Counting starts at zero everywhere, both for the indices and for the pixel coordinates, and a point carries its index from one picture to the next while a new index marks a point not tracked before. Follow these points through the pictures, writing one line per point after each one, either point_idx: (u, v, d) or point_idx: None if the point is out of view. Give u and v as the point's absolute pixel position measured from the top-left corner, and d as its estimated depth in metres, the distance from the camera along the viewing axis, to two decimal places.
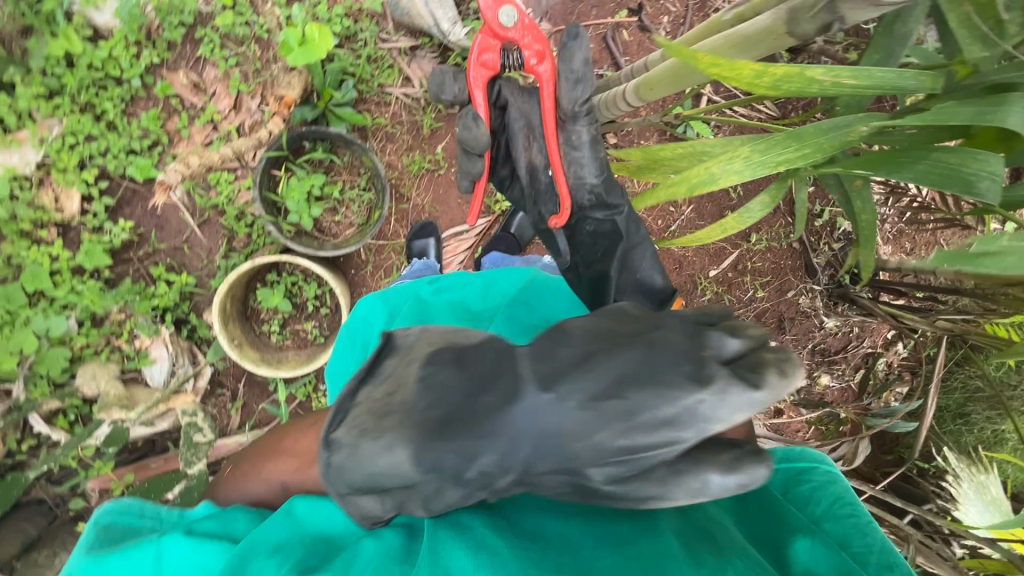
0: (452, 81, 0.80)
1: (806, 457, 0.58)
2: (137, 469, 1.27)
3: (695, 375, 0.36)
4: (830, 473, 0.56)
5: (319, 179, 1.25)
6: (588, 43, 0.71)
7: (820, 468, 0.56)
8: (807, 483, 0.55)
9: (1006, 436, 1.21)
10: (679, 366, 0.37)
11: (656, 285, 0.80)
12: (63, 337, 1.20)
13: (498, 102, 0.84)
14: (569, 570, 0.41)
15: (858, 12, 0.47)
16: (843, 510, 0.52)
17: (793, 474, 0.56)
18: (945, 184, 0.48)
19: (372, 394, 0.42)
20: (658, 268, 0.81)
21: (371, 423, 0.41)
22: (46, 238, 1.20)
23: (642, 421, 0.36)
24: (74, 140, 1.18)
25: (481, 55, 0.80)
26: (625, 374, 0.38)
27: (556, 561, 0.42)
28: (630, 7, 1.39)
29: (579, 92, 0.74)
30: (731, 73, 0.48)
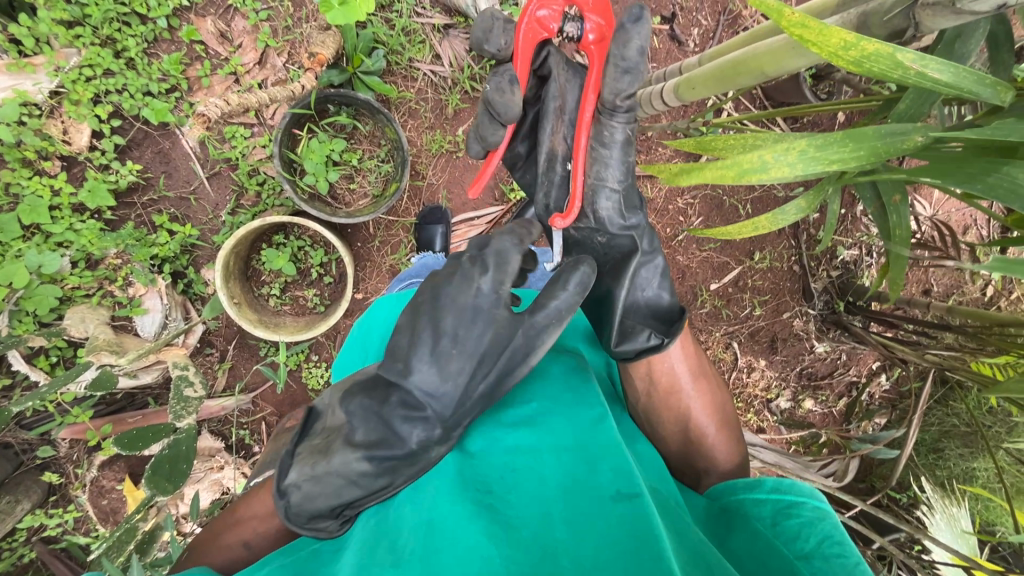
0: (501, 32, 0.73)
1: (796, 491, 0.61)
2: (115, 422, 1.23)
3: (460, 334, 0.67)
4: (819, 509, 0.59)
5: (340, 145, 1.23)
6: (647, 31, 0.67)
7: (810, 504, 0.60)
8: (798, 518, 0.59)
9: (977, 474, 1.24)
10: (441, 331, 0.68)
11: (663, 304, 0.79)
12: (54, 275, 1.15)
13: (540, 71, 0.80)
14: (524, 530, 0.55)
15: (938, 21, 0.48)
16: (832, 549, 0.55)
17: (784, 507, 0.61)
18: (1005, 200, 0.50)
19: (312, 443, 0.71)
20: (667, 287, 0.80)
21: (311, 465, 0.67)
22: (49, 171, 1.16)
23: (469, 355, 0.68)
24: (91, 73, 1.14)
25: (541, 13, 0.72)
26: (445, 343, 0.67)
27: (510, 529, 0.56)
28: (664, 14, 1.39)
29: (624, 84, 0.71)
30: (820, 38, 0.48)
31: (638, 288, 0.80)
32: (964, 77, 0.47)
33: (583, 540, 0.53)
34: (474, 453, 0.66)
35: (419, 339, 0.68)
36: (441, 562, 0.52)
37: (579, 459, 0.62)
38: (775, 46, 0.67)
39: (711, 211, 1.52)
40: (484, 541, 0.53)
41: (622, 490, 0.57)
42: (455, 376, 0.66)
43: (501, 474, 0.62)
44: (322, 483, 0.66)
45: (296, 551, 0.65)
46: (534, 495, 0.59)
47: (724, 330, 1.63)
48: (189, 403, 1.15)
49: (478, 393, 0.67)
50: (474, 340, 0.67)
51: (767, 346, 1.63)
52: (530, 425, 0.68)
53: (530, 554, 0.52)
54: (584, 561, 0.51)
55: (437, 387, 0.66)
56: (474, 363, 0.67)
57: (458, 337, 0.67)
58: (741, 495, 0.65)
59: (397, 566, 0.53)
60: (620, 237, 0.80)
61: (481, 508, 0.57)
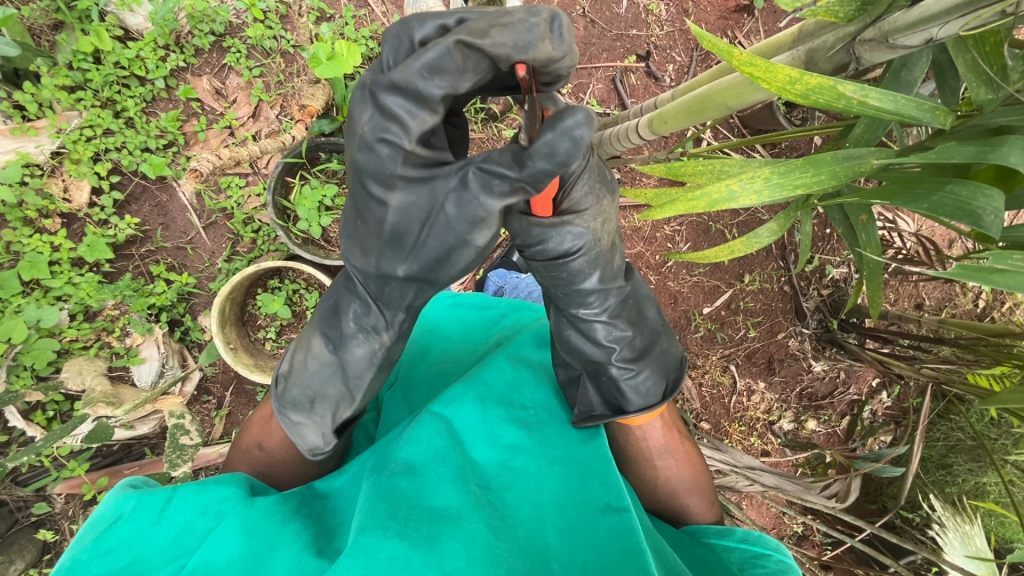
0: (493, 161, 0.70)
1: (763, 543, 0.68)
2: (112, 474, 1.22)
3: (429, 216, 0.60)
4: (782, 563, 0.66)
5: (331, 190, 1.27)
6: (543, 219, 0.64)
7: (775, 556, 0.67)
8: (763, 568, 0.66)
9: (988, 488, 1.23)
10: (408, 211, 0.60)
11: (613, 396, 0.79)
12: (53, 329, 1.17)
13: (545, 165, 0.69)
14: (521, 527, 0.61)
15: (876, 54, 0.51)
16: None
17: (751, 557, 0.68)
18: (953, 216, 0.53)
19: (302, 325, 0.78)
20: (626, 387, 0.77)
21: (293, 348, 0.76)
22: (49, 228, 1.19)
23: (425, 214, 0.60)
24: (92, 133, 1.19)
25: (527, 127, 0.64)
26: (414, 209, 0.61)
27: (501, 514, 0.62)
28: (639, 53, 1.44)
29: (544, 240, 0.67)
30: (767, 75, 0.53)
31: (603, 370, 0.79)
32: (903, 104, 0.52)
33: (575, 546, 0.61)
34: (474, 442, 0.72)
35: (389, 227, 0.61)
36: (441, 537, 0.57)
37: (573, 474, 0.71)
38: (736, 82, 0.70)
39: (699, 236, 1.53)
40: (485, 530, 0.58)
41: (611, 504, 0.66)
42: (427, 276, 0.64)
43: (500, 471, 0.69)
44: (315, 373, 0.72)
45: (310, 500, 0.67)
46: (529, 498, 0.66)
47: (721, 353, 1.62)
48: (184, 451, 1.17)
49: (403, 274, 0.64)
50: (445, 239, 0.60)
51: (765, 367, 1.62)
52: (527, 429, 0.75)
53: (522, 545, 0.59)
54: (570, 559, 0.59)
55: (413, 284, 0.66)
56: (449, 270, 0.63)
57: (427, 226, 0.60)
58: (713, 540, 0.73)
59: (400, 538, 0.56)
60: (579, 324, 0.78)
61: (479, 496, 0.63)
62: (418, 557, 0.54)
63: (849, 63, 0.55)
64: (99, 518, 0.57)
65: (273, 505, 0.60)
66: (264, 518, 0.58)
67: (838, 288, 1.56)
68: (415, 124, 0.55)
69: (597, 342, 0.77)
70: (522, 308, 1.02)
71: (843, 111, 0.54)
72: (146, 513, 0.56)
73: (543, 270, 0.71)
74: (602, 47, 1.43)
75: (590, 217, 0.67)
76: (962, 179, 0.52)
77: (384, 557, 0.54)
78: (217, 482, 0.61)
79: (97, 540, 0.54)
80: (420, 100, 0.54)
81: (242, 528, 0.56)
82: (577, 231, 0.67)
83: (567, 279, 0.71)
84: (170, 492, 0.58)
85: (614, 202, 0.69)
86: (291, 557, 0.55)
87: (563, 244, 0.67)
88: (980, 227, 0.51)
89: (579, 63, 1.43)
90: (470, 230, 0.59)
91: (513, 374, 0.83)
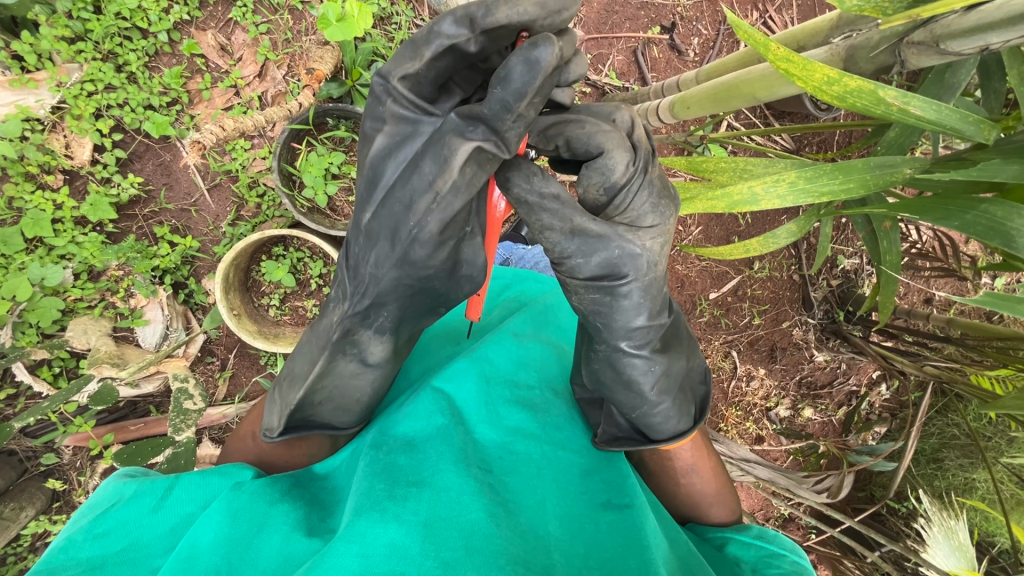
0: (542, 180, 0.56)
1: (779, 543, 0.70)
2: (117, 430, 1.25)
3: (404, 168, 0.53)
4: (796, 564, 0.67)
5: (339, 157, 1.23)
6: (574, 247, 0.56)
7: (789, 557, 0.68)
8: (777, 568, 0.66)
9: (976, 484, 1.23)
10: (388, 159, 0.54)
11: (663, 430, 0.70)
12: (57, 287, 1.17)
13: (596, 166, 0.55)
14: (523, 514, 0.61)
15: (923, 58, 0.48)
16: None
17: (765, 555, 0.69)
18: (985, 236, 0.51)
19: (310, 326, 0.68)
20: (674, 416, 0.69)
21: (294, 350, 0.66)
22: (52, 184, 1.18)
23: (415, 163, 0.52)
24: (93, 88, 1.16)
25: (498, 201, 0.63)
26: (410, 157, 0.53)
27: (504, 503, 0.61)
28: (664, 24, 1.37)
29: (587, 267, 0.57)
30: (805, 72, 0.50)
31: (637, 407, 0.68)
32: (947, 115, 0.49)
33: (577, 543, 0.61)
34: (476, 420, 0.71)
35: (378, 173, 0.55)
36: (442, 524, 0.56)
37: (573, 460, 0.72)
38: (767, 73, 0.66)
39: (711, 220, 1.49)
40: (486, 516, 0.57)
41: (613, 500, 0.67)
42: (398, 249, 0.55)
43: (501, 453, 0.68)
44: (294, 358, 0.66)
45: (306, 482, 0.68)
46: (530, 483, 0.66)
47: (724, 338, 1.61)
48: (188, 416, 1.20)
49: (381, 252, 0.55)
50: (416, 192, 0.52)
51: (766, 355, 1.62)
52: (531, 410, 0.75)
53: (524, 532, 0.59)
54: (569, 548, 0.60)
55: (377, 253, 0.55)
56: (414, 239, 0.54)
57: (406, 178, 0.52)
58: (727, 536, 0.73)
59: (397, 522, 0.55)
60: (604, 352, 0.66)
61: (481, 480, 0.62)
62: (417, 547, 0.54)
63: (892, 65, 0.51)
64: (94, 502, 0.59)
65: (262, 490, 0.60)
66: (250, 501, 0.58)
67: (848, 279, 1.53)
68: (408, 65, 0.51)
69: (637, 378, 0.66)
70: (527, 279, 1.02)
71: (882, 117, 0.51)
72: (146, 499, 0.58)
73: (582, 291, 0.60)
74: (625, 15, 1.35)
75: (647, 236, 0.57)
76: (997, 200, 0.50)
77: (381, 545, 0.54)
78: (219, 469, 0.63)
79: (93, 522, 0.55)
80: (415, 43, 0.51)
81: (228, 513, 0.57)
82: (629, 249, 0.56)
83: (612, 305, 0.60)
84: (171, 480, 0.60)
85: (674, 219, 0.59)
86: (278, 539, 0.56)
87: (610, 262, 0.57)
88: (1013, 248, 0.49)
89: (601, 32, 1.36)
90: (437, 177, 0.51)
91: (516, 352, 0.82)
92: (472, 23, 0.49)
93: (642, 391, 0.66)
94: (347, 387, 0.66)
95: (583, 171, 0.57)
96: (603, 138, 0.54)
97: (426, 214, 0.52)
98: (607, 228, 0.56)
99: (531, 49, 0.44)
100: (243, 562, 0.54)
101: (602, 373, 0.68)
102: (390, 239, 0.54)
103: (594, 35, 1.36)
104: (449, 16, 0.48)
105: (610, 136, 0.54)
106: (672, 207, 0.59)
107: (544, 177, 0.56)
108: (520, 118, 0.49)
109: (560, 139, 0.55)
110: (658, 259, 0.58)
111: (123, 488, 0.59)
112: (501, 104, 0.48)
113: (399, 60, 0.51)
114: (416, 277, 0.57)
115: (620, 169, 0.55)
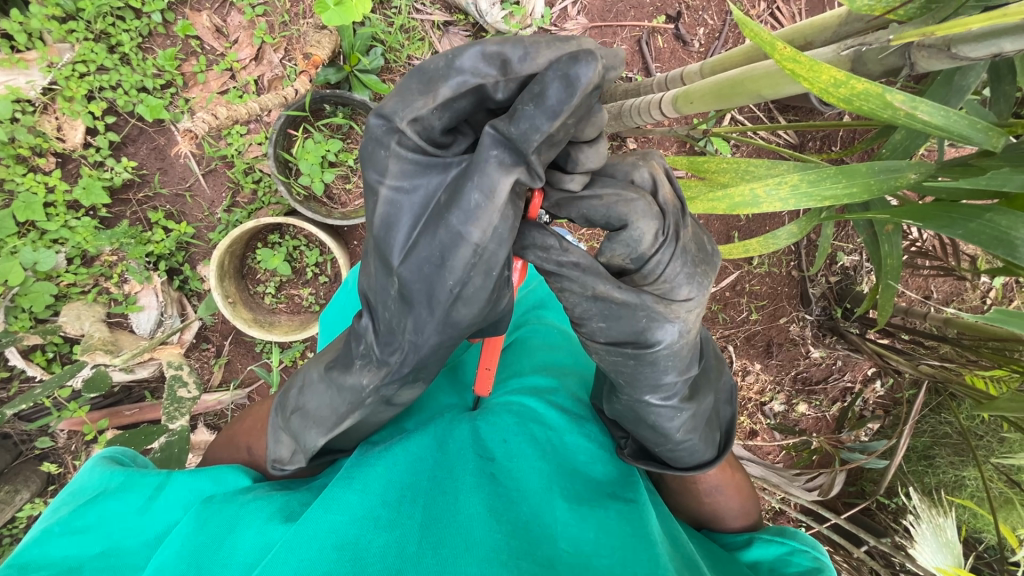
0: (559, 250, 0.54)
1: (799, 538, 0.67)
2: (112, 415, 1.25)
3: (427, 220, 0.51)
4: (819, 560, 0.64)
5: (336, 145, 1.21)
6: (596, 313, 0.55)
7: (811, 553, 0.65)
8: (797, 566, 0.64)
9: (966, 482, 1.24)
10: (408, 208, 0.51)
11: (694, 463, 0.67)
12: (50, 272, 1.16)
13: (619, 238, 0.53)
14: (524, 502, 0.56)
15: (933, 61, 0.47)
16: None
17: (784, 553, 0.66)
18: (988, 246, 0.50)
19: (318, 367, 0.67)
20: (703, 448, 0.66)
21: (303, 391, 0.66)
22: (44, 167, 1.16)
23: (442, 217, 0.49)
24: (85, 69, 1.14)
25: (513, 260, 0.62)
26: (433, 209, 0.50)
27: (505, 492, 0.57)
28: (670, 13, 1.34)
29: (613, 332, 0.56)
30: (811, 73, 0.49)
31: (665, 447, 0.64)
32: (955, 121, 0.48)
33: (585, 531, 0.55)
34: (483, 417, 0.68)
35: (393, 224, 0.52)
36: (443, 526, 0.52)
37: (581, 445, 0.67)
38: (772, 70, 0.65)
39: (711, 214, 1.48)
40: (485, 512, 0.53)
41: (618, 494, 0.62)
42: (439, 310, 0.53)
43: (503, 439, 0.64)
44: (305, 393, 0.65)
45: (291, 483, 0.66)
46: (533, 467, 0.61)
47: (720, 333, 1.60)
48: (183, 404, 1.19)
49: (420, 316, 0.54)
50: (447, 248, 0.50)
51: (763, 350, 1.62)
52: (540, 400, 0.71)
53: (527, 522, 0.54)
54: (577, 536, 0.55)
55: (413, 313, 0.54)
56: (454, 298, 0.52)
57: (433, 234, 0.50)
58: (744, 537, 0.70)
59: (392, 527, 0.52)
60: (629, 399, 0.62)
61: (481, 473, 0.58)
62: (413, 546, 0.50)
63: (901, 67, 0.50)
64: (78, 491, 0.60)
65: (239, 497, 0.60)
66: (223, 510, 0.57)
67: (847, 276, 1.52)
68: (418, 105, 0.47)
69: (665, 423, 0.62)
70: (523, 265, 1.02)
71: (888, 119, 0.50)
72: (135, 498, 0.58)
73: (604, 353, 0.58)
74: (630, 4, 1.33)
75: (678, 308, 0.55)
76: (1001, 208, 0.49)
77: (375, 547, 0.50)
78: (211, 470, 0.63)
79: (73, 516, 0.56)
80: (427, 76, 0.47)
81: (197, 522, 0.56)
82: (658, 316, 0.55)
83: (636, 368, 0.58)
84: (162, 478, 0.60)
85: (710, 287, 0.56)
86: (254, 531, 0.55)
87: (635, 331, 0.55)
88: (1017, 259, 0.48)
89: (605, 20, 1.34)
90: (472, 229, 0.48)
91: (517, 353, 0.81)
92: (504, 65, 0.46)
93: (670, 432, 0.63)
94: (365, 423, 0.67)
95: (608, 239, 0.54)
96: (628, 211, 0.51)
97: (464, 271, 0.50)
98: (635, 297, 0.54)
99: (570, 65, 0.43)
100: (213, 560, 0.52)
101: (626, 415, 0.64)
102: (427, 303, 0.53)
103: (598, 24, 1.33)
104: (477, 45, 0.45)
105: (636, 208, 0.51)
106: (708, 271, 0.57)
107: (563, 249, 0.54)
108: (550, 140, 0.46)
109: (577, 215, 0.52)
110: (685, 329, 0.56)
111: (113, 480, 0.60)
112: (534, 125, 0.45)
113: (407, 98, 0.47)
114: (456, 334, 0.56)
115: (647, 245, 0.52)
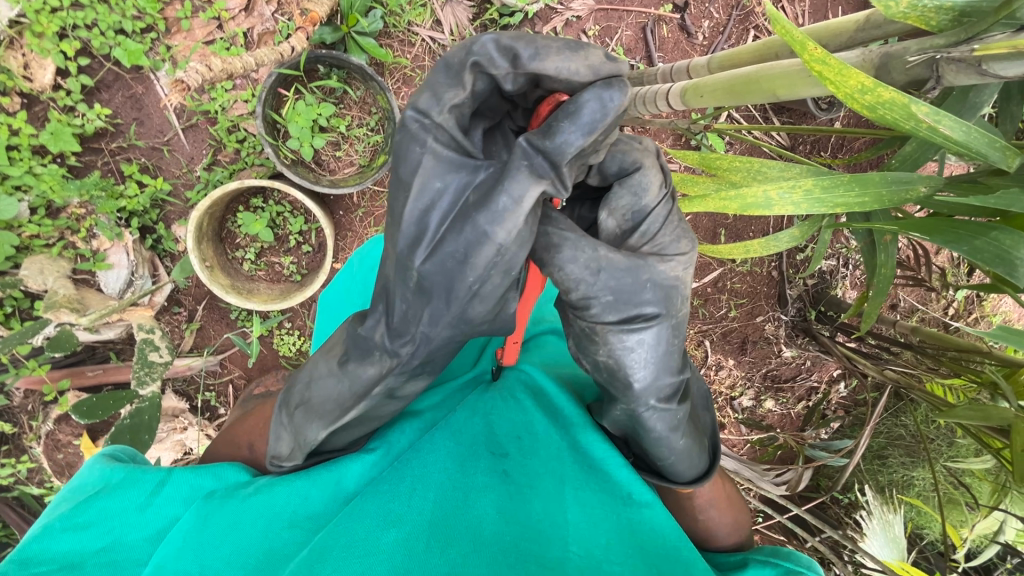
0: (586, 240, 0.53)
1: (796, 559, 0.64)
2: (74, 376, 1.19)
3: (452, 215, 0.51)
4: None
5: (329, 109, 1.16)
6: (603, 294, 0.55)
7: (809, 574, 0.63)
8: None
9: (915, 482, 1.30)
10: (443, 195, 0.51)
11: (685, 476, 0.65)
12: (12, 221, 1.09)
13: (630, 185, 0.56)
14: (534, 503, 0.57)
15: (961, 75, 0.45)
16: None
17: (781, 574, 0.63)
18: (988, 263, 0.52)
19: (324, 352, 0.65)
20: (696, 458, 0.65)
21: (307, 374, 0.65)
22: (8, 107, 1.09)
23: (472, 217, 0.50)
24: (57, 4, 1.06)
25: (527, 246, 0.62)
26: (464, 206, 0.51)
27: (511, 492, 0.58)
28: (677, 2, 1.31)
29: (610, 312, 0.56)
30: (843, 77, 0.48)
31: (661, 454, 0.63)
32: (974, 137, 0.48)
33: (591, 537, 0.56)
34: (497, 415, 0.67)
35: (426, 220, 0.52)
36: (450, 524, 0.52)
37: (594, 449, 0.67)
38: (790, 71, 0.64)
39: None
40: (495, 514, 0.54)
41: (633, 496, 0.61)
42: (455, 304, 0.53)
43: (513, 436, 0.65)
44: (311, 386, 0.64)
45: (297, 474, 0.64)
46: (543, 470, 0.62)
47: (698, 328, 1.64)
48: (153, 368, 1.15)
49: (438, 308, 0.54)
50: (473, 246, 0.50)
51: (737, 346, 1.66)
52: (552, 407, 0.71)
53: (529, 527, 0.54)
54: (587, 540, 0.55)
55: (430, 304, 0.54)
56: (473, 294, 0.53)
57: (462, 230, 0.50)
58: (743, 555, 0.68)
59: (398, 525, 0.51)
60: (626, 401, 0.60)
61: (496, 473, 0.59)
62: (421, 544, 0.50)
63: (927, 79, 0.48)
64: (78, 488, 0.57)
65: (240, 492, 0.58)
66: (230, 510, 0.55)
67: (825, 279, 1.55)
68: (450, 96, 0.50)
69: (662, 427, 0.60)
70: None
71: (909, 131, 0.50)
72: (135, 493, 0.56)
73: (608, 337, 0.56)
74: None
75: (675, 264, 0.56)
76: (1009, 229, 0.50)
77: (381, 545, 0.49)
78: (214, 469, 0.60)
79: (74, 511, 0.54)
80: (455, 70, 0.50)
81: (200, 519, 0.54)
82: (660, 281, 0.56)
83: (636, 359, 0.57)
84: (164, 474, 0.58)
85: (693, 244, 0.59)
86: (257, 536, 0.53)
87: (632, 304, 0.56)
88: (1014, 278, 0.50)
89: (612, 3, 1.30)
90: (501, 231, 0.49)
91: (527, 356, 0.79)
92: (514, 60, 0.48)
93: (667, 436, 0.61)
94: (368, 418, 0.64)
95: (615, 189, 0.56)
96: (634, 159, 0.56)
97: (484, 268, 0.51)
98: (635, 261, 0.55)
99: (604, 90, 0.47)
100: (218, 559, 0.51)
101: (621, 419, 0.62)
102: (445, 297, 0.53)
103: (605, 6, 1.30)
104: (487, 35, 0.48)
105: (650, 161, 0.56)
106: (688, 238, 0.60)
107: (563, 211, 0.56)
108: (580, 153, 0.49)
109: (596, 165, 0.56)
110: (679, 304, 0.58)
111: (115, 475, 0.58)
112: (568, 140, 0.47)
113: (438, 90, 0.51)
114: (467, 331, 0.57)
115: (656, 196, 0.57)
